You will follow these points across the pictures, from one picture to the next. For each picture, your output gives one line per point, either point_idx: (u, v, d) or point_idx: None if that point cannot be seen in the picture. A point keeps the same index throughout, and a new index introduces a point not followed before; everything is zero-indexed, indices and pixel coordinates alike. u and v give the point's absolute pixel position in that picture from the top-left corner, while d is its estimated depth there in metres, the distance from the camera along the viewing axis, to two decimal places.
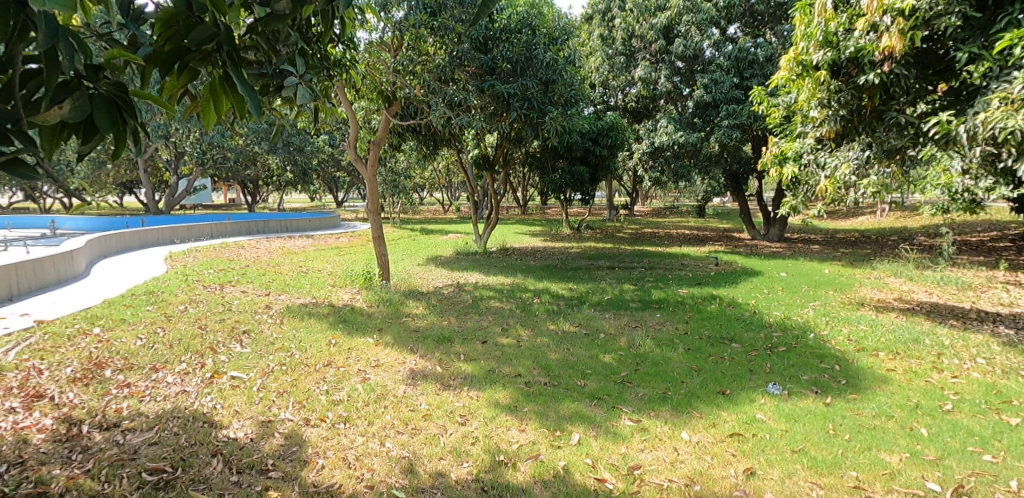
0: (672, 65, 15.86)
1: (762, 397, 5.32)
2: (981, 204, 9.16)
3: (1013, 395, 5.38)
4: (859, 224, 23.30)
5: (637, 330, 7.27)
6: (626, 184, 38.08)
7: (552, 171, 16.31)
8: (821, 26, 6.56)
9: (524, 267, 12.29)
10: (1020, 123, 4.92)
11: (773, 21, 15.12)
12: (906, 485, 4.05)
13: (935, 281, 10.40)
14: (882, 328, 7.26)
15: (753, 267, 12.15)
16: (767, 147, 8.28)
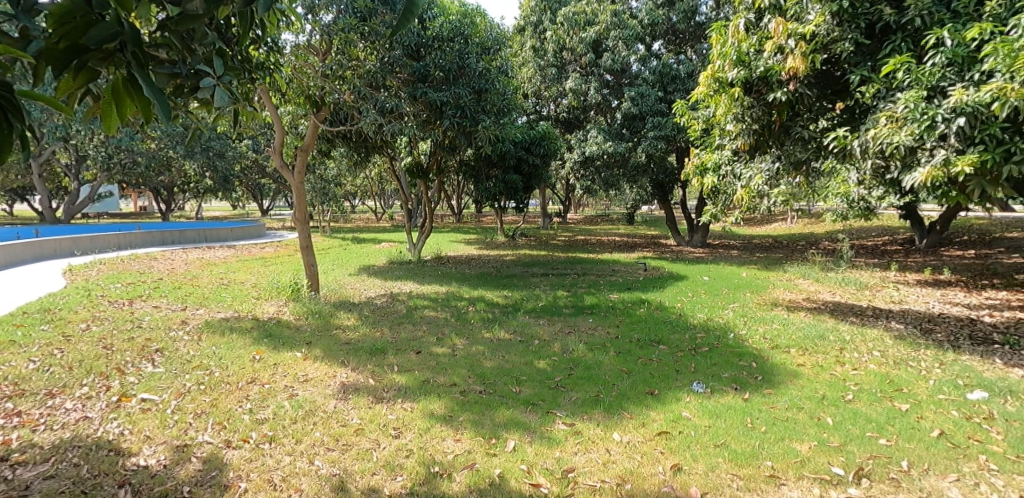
0: (601, 78, 16.34)
1: (687, 395, 5.54)
2: (874, 211, 10.05)
3: (904, 383, 5.85)
4: (772, 230, 24.77)
5: (570, 336, 7.40)
6: (559, 195, 38.67)
7: (485, 179, 16.27)
8: (734, 46, 6.97)
9: (459, 276, 12.25)
10: (902, 139, 5.50)
11: (693, 40, 15.95)
12: (815, 471, 4.32)
13: (838, 282, 11.18)
14: (793, 326, 7.74)
15: (677, 272, 12.64)
16: (689, 158, 8.73)
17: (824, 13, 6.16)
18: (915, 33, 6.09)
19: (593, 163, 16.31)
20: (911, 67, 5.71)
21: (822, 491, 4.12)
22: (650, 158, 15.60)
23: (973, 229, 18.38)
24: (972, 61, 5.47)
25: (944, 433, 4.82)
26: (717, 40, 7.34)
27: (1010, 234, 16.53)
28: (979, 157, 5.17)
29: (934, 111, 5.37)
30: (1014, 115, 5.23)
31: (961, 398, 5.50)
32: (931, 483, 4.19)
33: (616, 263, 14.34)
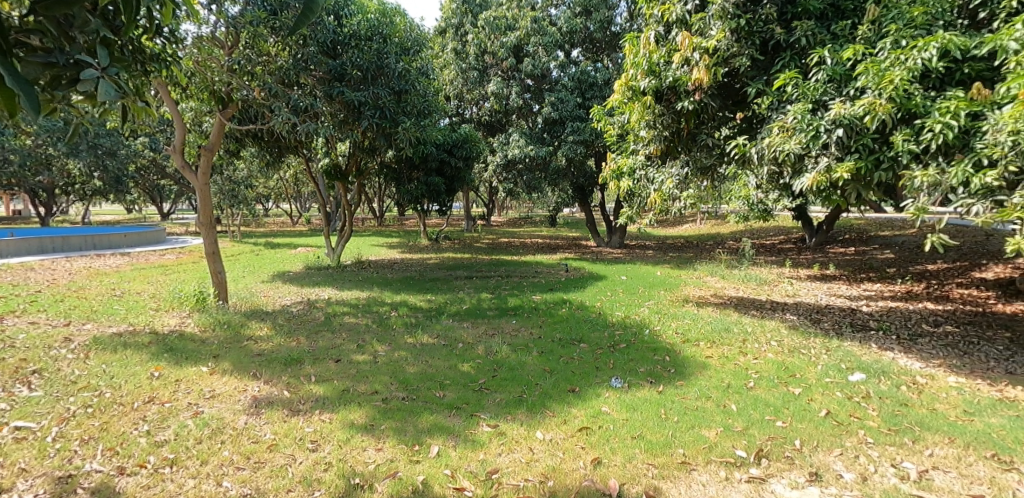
0: (522, 82, 16.56)
1: (606, 391, 5.72)
2: (771, 213, 10.86)
3: (796, 369, 6.32)
4: (684, 231, 26.06)
5: (494, 338, 7.44)
6: (481, 197, 38.78)
7: (408, 182, 16.12)
8: (646, 56, 7.25)
9: (381, 280, 12.05)
10: (793, 147, 6.00)
11: (608, 49, 16.53)
12: (721, 455, 4.58)
13: (742, 279, 11.92)
14: (702, 321, 8.18)
15: (596, 272, 13.02)
16: (606, 162, 9.04)
17: (725, 29, 6.50)
18: (802, 50, 6.60)
19: (515, 166, 16.49)
20: (798, 81, 6.21)
21: (728, 473, 4.38)
22: (570, 163, 16.06)
23: (854, 228, 20.19)
24: (848, 79, 5.99)
25: (830, 412, 5.25)
26: (631, 50, 7.60)
27: (884, 232, 18.30)
28: (855, 165, 5.71)
29: (818, 122, 5.87)
30: (884, 128, 5.79)
31: (844, 380, 6.02)
32: (819, 458, 4.55)
33: (538, 265, 14.57)
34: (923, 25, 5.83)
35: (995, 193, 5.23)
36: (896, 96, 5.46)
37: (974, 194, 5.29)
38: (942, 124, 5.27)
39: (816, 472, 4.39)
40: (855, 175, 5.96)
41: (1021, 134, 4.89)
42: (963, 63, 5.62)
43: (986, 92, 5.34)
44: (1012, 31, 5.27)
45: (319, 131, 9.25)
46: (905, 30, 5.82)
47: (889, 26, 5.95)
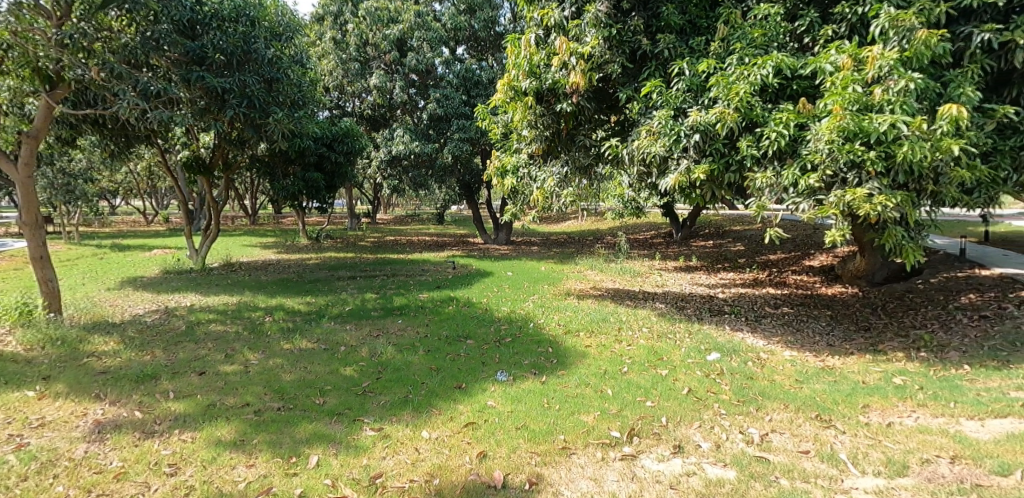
0: (406, 77, 16.32)
1: (492, 385, 5.82)
2: (641, 210, 11.68)
3: (664, 353, 6.81)
4: (566, 227, 27.09)
5: (378, 339, 7.29)
6: (364, 194, 37.71)
7: (283, 178, 15.33)
8: (527, 57, 7.46)
9: (254, 283, 11.36)
10: (658, 149, 6.50)
11: (493, 49, 16.77)
12: (598, 437, 4.82)
13: (617, 272, 12.65)
14: (582, 313, 8.57)
15: (483, 269, 13.17)
16: (490, 160, 9.04)
17: (598, 37, 6.93)
18: (665, 61, 7.14)
19: (400, 162, 16.17)
20: (662, 90, 6.73)
21: (603, 453, 4.61)
22: (457, 159, 15.97)
23: (713, 222, 22.13)
24: (703, 89, 6.62)
25: (691, 389, 5.72)
26: (512, 51, 7.78)
27: (736, 226, 20.27)
28: (710, 167, 6.29)
29: (679, 128, 6.41)
30: (732, 135, 6.41)
31: (703, 360, 6.60)
32: (682, 431, 4.91)
33: (425, 263, 14.46)
34: (761, 45, 6.54)
35: (816, 193, 5.96)
36: (742, 107, 6.04)
37: (800, 193, 5.98)
38: (776, 133, 5.93)
39: (679, 444, 4.72)
40: (709, 176, 6.57)
41: (835, 143, 5.63)
42: (793, 81, 6.34)
43: (810, 107, 6.06)
44: (829, 56, 6.06)
45: (175, 119, 8.51)
46: (748, 48, 6.49)
47: (735, 44, 6.60)
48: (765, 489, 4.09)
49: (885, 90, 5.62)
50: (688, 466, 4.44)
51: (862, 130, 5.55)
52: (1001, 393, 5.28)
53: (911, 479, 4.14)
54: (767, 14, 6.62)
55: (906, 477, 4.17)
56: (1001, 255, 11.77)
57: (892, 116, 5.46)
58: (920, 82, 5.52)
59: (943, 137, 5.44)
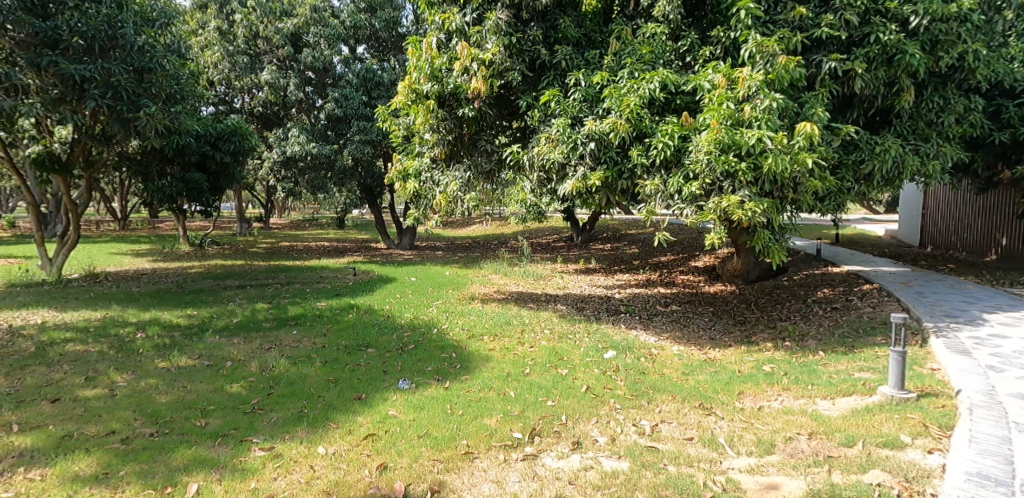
0: (302, 74, 15.74)
1: (394, 394, 5.73)
2: (544, 215, 11.94)
3: (564, 353, 7.03)
4: (471, 231, 27.22)
5: (270, 352, 6.95)
6: (259, 197, 35.76)
7: (158, 178, 14.18)
8: (428, 60, 7.47)
9: (125, 296, 10.40)
10: (556, 156, 6.77)
11: (395, 50, 16.45)
12: (501, 439, 4.87)
13: (520, 275, 12.89)
14: (486, 317, 8.65)
15: (385, 275, 12.92)
16: (392, 163, 8.90)
17: (498, 44, 6.93)
18: (563, 71, 7.48)
19: (296, 164, 15.50)
20: (559, 99, 6.99)
21: (506, 455, 4.64)
22: (358, 162, 15.62)
23: (611, 227, 23.11)
24: (598, 99, 6.99)
25: (589, 387, 5.94)
26: (414, 53, 7.66)
27: (632, 230, 21.30)
28: (604, 173, 6.60)
29: (575, 136, 6.67)
30: (624, 144, 6.77)
31: (600, 358, 6.88)
32: (580, 427, 5.07)
33: (323, 269, 13.94)
34: (650, 61, 6.90)
35: (697, 199, 6.39)
36: (631, 118, 6.41)
37: (683, 199, 6.42)
38: (662, 143, 6.33)
39: (577, 440, 4.84)
40: (604, 182, 6.86)
41: (713, 155, 6.05)
42: (676, 96, 6.82)
43: (691, 120, 6.50)
44: (706, 74, 6.48)
45: (18, 108, 7.98)
46: (638, 63, 6.85)
47: (626, 59, 6.97)
48: (655, 477, 4.21)
49: (753, 108, 6.08)
50: (586, 461, 4.53)
51: (735, 143, 6.00)
52: (850, 375, 5.84)
53: (777, 456, 4.39)
54: (654, 32, 7.04)
55: (772, 455, 4.42)
56: (851, 254, 13.26)
57: (759, 130, 5.94)
58: (781, 102, 6.02)
59: (800, 151, 5.99)
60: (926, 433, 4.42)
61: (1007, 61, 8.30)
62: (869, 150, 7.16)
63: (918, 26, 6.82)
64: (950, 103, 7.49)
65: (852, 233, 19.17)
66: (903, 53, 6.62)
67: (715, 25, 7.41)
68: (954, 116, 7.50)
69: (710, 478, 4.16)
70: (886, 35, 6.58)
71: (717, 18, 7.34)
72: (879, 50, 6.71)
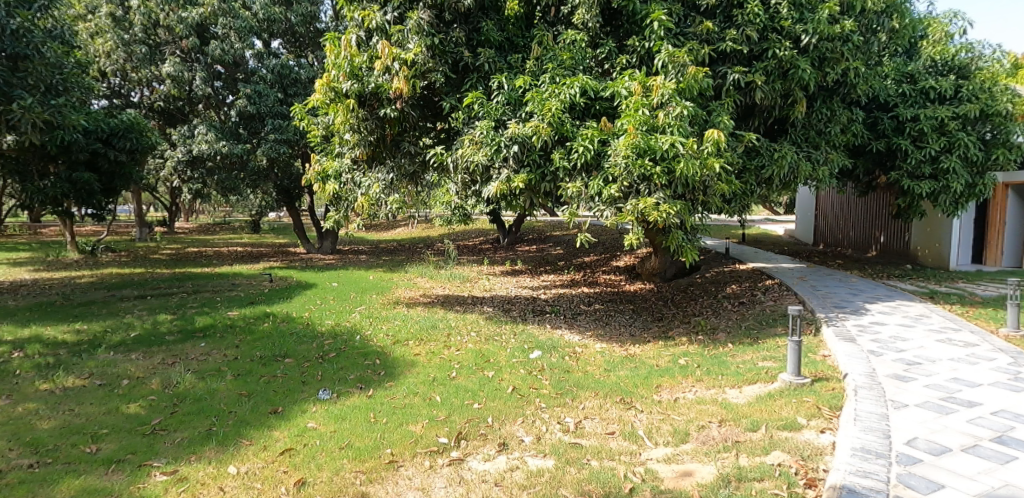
0: (209, 67, 14.94)
1: (313, 405, 5.54)
2: (469, 217, 11.91)
3: (490, 355, 7.06)
4: (398, 233, 26.76)
5: (174, 367, 6.55)
6: (167, 200, 33.63)
7: (41, 179, 13.03)
8: (348, 58, 7.35)
9: (4, 311, 9.46)
10: (479, 158, 6.80)
11: (313, 46, 15.91)
12: (426, 445, 4.80)
13: (447, 278, 12.80)
14: (412, 321, 8.55)
15: (305, 280, 12.44)
16: (310, 163, 8.85)
17: (421, 44, 6.96)
18: (486, 74, 7.52)
19: (203, 163, 14.83)
20: (483, 101, 7.07)
21: (432, 461, 4.58)
22: (273, 163, 15.08)
23: (537, 228, 23.37)
24: (520, 102, 7.08)
25: (516, 388, 6.00)
26: (333, 50, 7.59)
27: (558, 231, 21.66)
28: (527, 176, 6.69)
29: (499, 139, 6.73)
30: (547, 147, 6.84)
31: (526, 358, 6.96)
32: (506, 429, 5.08)
33: (237, 276, 13.25)
34: (570, 67, 7.13)
35: (617, 201, 6.51)
36: (553, 122, 6.55)
37: (603, 202, 6.54)
38: (583, 147, 6.45)
39: (504, 441, 4.84)
40: (528, 184, 6.96)
41: (630, 159, 6.24)
42: (596, 101, 7.00)
43: (610, 125, 6.69)
44: (624, 82, 6.76)
45: None
46: (559, 69, 7.04)
47: (547, 64, 7.12)
48: (578, 472, 4.24)
49: (667, 115, 6.37)
50: (511, 461, 4.52)
51: (650, 148, 6.24)
52: (755, 364, 6.21)
53: (691, 444, 4.53)
54: (575, 39, 7.28)
55: (687, 444, 4.55)
56: (755, 252, 14.14)
57: (672, 136, 6.23)
58: (691, 109, 6.38)
59: (708, 156, 6.40)
60: (819, 414, 4.76)
61: (882, 79, 9.30)
62: (768, 156, 7.71)
63: (809, 45, 7.28)
64: (836, 114, 8.20)
65: (759, 232, 20.42)
66: (796, 67, 7.14)
67: (630, 35, 7.63)
68: (839, 126, 8.24)
69: (630, 470, 4.21)
70: (781, 50, 7.11)
71: (632, 28, 7.60)
72: (775, 65, 7.23)
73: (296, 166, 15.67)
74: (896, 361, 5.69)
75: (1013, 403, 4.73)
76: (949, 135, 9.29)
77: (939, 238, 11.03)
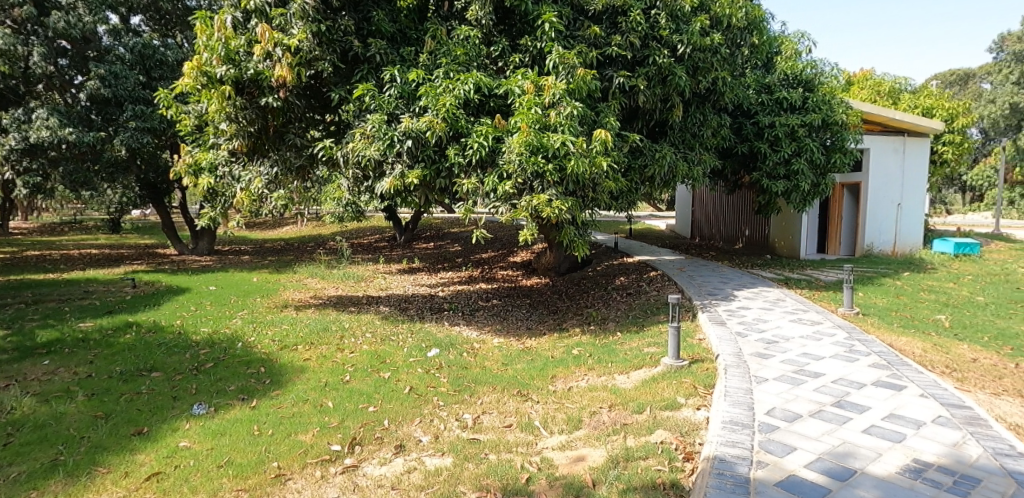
0: (51, 43, 12.70)
1: (186, 422, 5.01)
2: (361, 213, 11.49)
3: (386, 355, 6.84)
4: (282, 230, 24.98)
5: (8, 390, 5.61)
6: None
7: None
8: (222, 40, 7.01)
9: None
10: (372, 154, 6.71)
11: (181, 26, 14.37)
12: (317, 455, 4.53)
13: (340, 278, 12.16)
14: (300, 325, 8.01)
15: (177, 285, 11.12)
16: (180, 156, 8.17)
17: (305, 30, 6.80)
18: (378, 66, 7.37)
19: (45, 154, 12.76)
20: (375, 94, 6.95)
21: (323, 471, 4.34)
22: (135, 153, 13.37)
23: (434, 225, 22.96)
24: (414, 97, 7.04)
25: (413, 388, 5.86)
26: (204, 32, 7.21)
27: (454, 228, 21.48)
28: (422, 172, 6.68)
29: (392, 133, 6.71)
30: (441, 143, 6.94)
31: (423, 357, 6.82)
32: (403, 430, 4.95)
33: (91, 282, 11.54)
34: (464, 63, 7.20)
35: (511, 198, 6.84)
36: (448, 118, 6.65)
37: (499, 198, 6.81)
38: (478, 144, 6.62)
39: (400, 444, 4.71)
40: (422, 181, 6.99)
41: (524, 156, 6.45)
42: (490, 98, 7.15)
43: (504, 123, 6.89)
44: (517, 80, 6.96)
45: None
46: (453, 64, 7.08)
47: (441, 59, 7.15)
48: (477, 467, 4.22)
49: (558, 114, 6.62)
50: (409, 463, 4.40)
51: (543, 146, 6.48)
52: (640, 351, 6.56)
53: (584, 430, 4.68)
54: (468, 36, 7.32)
55: (580, 430, 4.70)
56: (641, 246, 15.10)
57: (563, 135, 6.50)
58: (580, 109, 6.66)
59: (597, 155, 6.72)
60: (695, 393, 5.13)
61: (744, 89, 10.08)
62: (651, 156, 8.21)
63: (683, 53, 7.87)
64: (707, 119, 8.95)
65: (643, 227, 21.71)
66: (674, 74, 7.71)
67: (523, 34, 7.84)
68: (711, 130, 8.95)
69: (526, 460, 4.26)
70: (660, 58, 7.59)
71: (524, 28, 7.82)
72: (655, 71, 7.69)
73: (163, 157, 13.95)
74: (757, 341, 6.22)
75: (849, 371, 5.30)
76: (798, 140, 10.30)
77: (791, 232, 12.58)
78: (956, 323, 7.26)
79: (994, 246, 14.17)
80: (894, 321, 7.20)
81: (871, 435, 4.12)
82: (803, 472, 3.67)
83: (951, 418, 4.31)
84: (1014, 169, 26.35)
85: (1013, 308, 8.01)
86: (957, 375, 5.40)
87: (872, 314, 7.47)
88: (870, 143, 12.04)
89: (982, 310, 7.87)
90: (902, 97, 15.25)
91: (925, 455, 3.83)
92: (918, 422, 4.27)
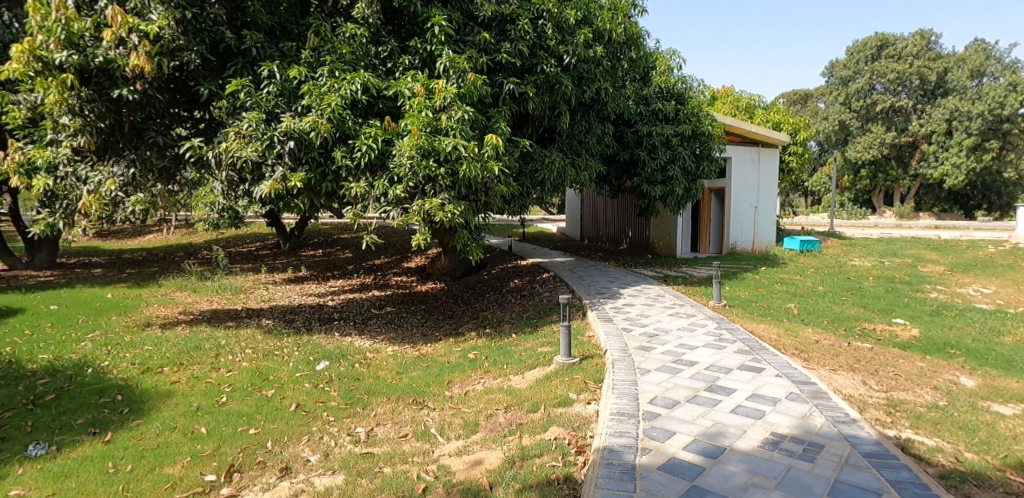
0: None
1: (18, 466, 4.42)
2: (240, 219, 10.55)
3: (270, 371, 6.35)
4: (144, 237, 22.20)
5: None
6: None
7: None
8: (61, 22, 6.18)
9: None
10: (249, 154, 6.31)
11: None
12: (187, 489, 4.17)
13: (214, 291, 11.05)
14: (168, 344, 7.17)
15: (7, 304, 9.39)
16: (7, 153, 7.00)
17: (167, 17, 6.22)
18: (253, 60, 6.92)
19: None
20: (250, 90, 6.53)
21: None
22: None
23: (321, 231, 21.57)
24: (295, 95, 6.70)
25: (300, 404, 5.51)
26: (37, 11, 6.31)
27: (342, 234, 20.46)
28: (306, 175, 6.43)
29: (271, 133, 6.37)
30: (327, 144, 6.68)
31: (311, 371, 6.42)
32: (289, 451, 4.66)
33: None
34: (351, 62, 6.94)
35: (403, 202, 6.75)
36: (333, 118, 6.41)
37: (390, 203, 6.70)
38: (367, 146, 6.47)
39: (286, 466, 4.43)
40: (307, 185, 6.74)
41: (415, 160, 6.42)
42: (379, 99, 6.96)
43: (394, 126, 6.75)
44: (406, 82, 6.84)
45: None
46: (338, 63, 6.82)
47: (325, 57, 6.84)
48: (371, 482, 4.09)
49: (448, 117, 6.63)
50: (297, 485, 4.17)
51: (434, 149, 6.47)
52: (534, 350, 6.69)
53: (480, 434, 4.69)
54: (354, 34, 7.07)
55: (477, 433, 4.71)
56: (532, 249, 15.44)
57: (454, 139, 6.53)
58: (471, 114, 6.71)
59: (488, 159, 6.77)
60: (586, 387, 5.35)
61: (625, 100, 10.72)
62: (541, 161, 8.44)
63: (569, 64, 8.17)
64: (592, 127, 9.32)
65: (534, 231, 22.16)
66: (560, 83, 7.98)
67: (412, 36, 7.66)
68: (596, 137, 9.36)
69: (423, 469, 4.18)
70: (548, 67, 7.84)
71: (413, 30, 7.67)
72: (543, 79, 7.94)
73: None
74: (640, 335, 6.64)
75: (719, 358, 5.83)
76: (672, 149, 11.13)
77: (669, 232, 13.62)
78: (803, 309, 8.32)
79: (828, 242, 16.31)
80: (754, 311, 8.09)
81: (737, 414, 4.56)
82: (682, 455, 3.98)
83: (800, 393, 4.91)
84: (842, 177, 30.50)
85: (845, 296, 9.31)
86: (804, 355, 6.17)
87: (736, 306, 8.31)
88: (732, 152, 13.35)
89: (821, 298, 9.05)
90: (756, 112, 17.14)
91: (781, 428, 4.33)
92: (775, 399, 4.81)
